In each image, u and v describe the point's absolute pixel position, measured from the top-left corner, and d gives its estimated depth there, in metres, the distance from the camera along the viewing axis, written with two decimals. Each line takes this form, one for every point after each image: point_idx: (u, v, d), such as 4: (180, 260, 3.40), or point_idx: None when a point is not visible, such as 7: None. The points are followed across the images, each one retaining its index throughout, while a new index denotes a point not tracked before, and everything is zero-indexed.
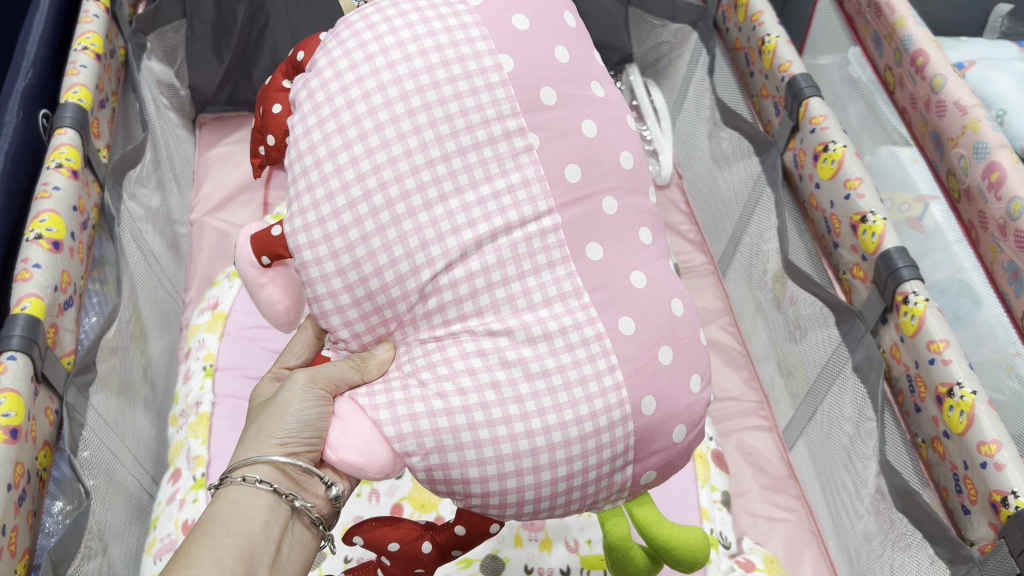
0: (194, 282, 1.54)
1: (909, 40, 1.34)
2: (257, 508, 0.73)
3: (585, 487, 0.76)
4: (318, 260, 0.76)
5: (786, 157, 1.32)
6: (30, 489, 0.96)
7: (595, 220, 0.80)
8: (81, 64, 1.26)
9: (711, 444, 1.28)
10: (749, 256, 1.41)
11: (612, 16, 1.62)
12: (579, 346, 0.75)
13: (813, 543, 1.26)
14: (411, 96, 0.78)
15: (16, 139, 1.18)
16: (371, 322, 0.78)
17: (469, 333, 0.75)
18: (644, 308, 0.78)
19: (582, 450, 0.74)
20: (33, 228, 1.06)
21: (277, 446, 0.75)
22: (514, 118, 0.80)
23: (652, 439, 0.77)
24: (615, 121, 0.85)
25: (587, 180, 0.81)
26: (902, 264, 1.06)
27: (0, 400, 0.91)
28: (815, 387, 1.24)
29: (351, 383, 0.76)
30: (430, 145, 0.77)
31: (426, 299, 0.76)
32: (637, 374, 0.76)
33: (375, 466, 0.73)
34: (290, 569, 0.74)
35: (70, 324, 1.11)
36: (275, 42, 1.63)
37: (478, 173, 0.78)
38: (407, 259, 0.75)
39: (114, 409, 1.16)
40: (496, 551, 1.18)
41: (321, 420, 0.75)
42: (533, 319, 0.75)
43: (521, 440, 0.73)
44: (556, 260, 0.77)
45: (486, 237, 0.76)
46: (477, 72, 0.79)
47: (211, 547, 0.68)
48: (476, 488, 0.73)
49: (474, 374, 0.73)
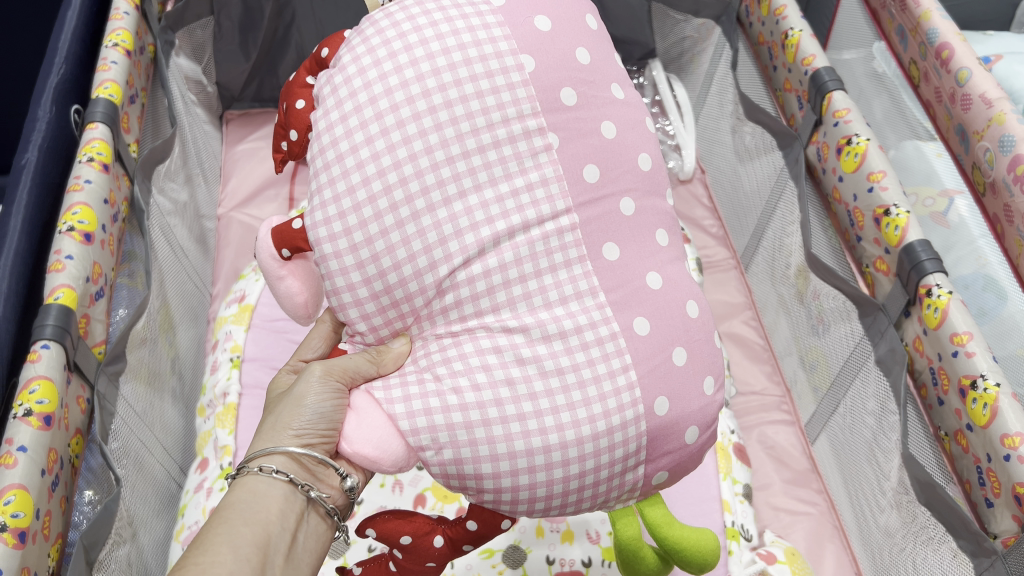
0: (221, 276, 1.57)
1: (934, 34, 1.34)
2: (273, 498, 0.74)
3: (596, 485, 0.77)
4: (338, 254, 0.77)
5: (809, 151, 1.31)
6: (64, 475, 0.98)
7: (612, 220, 0.80)
8: (112, 60, 1.28)
9: (732, 436, 1.26)
10: (772, 249, 1.41)
11: (634, 11, 1.62)
12: (594, 345, 0.76)
13: (835, 538, 1.25)
14: (433, 93, 0.79)
15: (49, 133, 1.20)
16: (389, 316, 0.79)
17: (486, 330, 0.76)
18: (659, 308, 0.79)
19: (594, 448, 0.75)
20: (66, 220, 1.07)
21: (293, 437, 0.76)
22: (534, 118, 0.80)
23: (665, 440, 0.78)
24: (633, 122, 0.86)
25: (605, 181, 0.81)
26: (925, 257, 1.05)
27: (35, 387, 0.93)
28: (837, 382, 1.24)
29: (366, 375, 0.78)
30: (451, 142, 0.78)
31: (444, 295, 0.77)
32: (651, 373, 0.77)
33: (389, 458, 0.74)
34: (306, 559, 0.76)
35: (101, 315, 1.13)
36: (300, 40, 1.65)
37: (497, 171, 0.79)
38: (426, 254, 0.76)
39: (142, 398, 1.19)
40: (518, 542, 1.19)
41: (336, 412, 0.76)
42: (548, 318, 0.76)
43: (535, 436, 0.73)
44: (572, 259, 0.78)
45: (503, 234, 0.77)
46: (498, 72, 0.80)
47: (229, 535, 0.70)
48: (489, 484, 0.74)
49: (490, 370, 0.75)
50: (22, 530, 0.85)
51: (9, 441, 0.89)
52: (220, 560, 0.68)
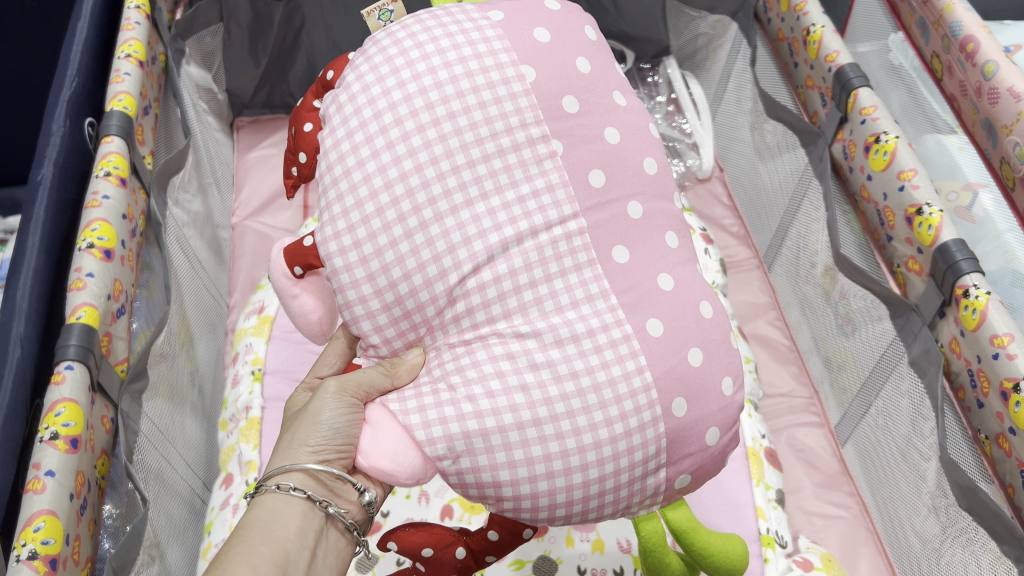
0: (238, 286, 1.56)
1: (958, 27, 1.31)
2: (291, 514, 0.73)
3: (618, 490, 0.75)
4: (348, 267, 0.76)
5: (835, 150, 1.28)
6: (91, 498, 0.96)
7: (620, 224, 0.78)
8: (125, 72, 1.26)
9: (763, 441, 1.23)
10: (795, 249, 1.40)
11: (649, 8, 1.59)
12: (607, 348, 0.74)
13: (869, 541, 1.23)
14: (436, 106, 0.78)
15: (64, 148, 1.17)
16: (401, 328, 0.78)
17: (498, 337, 0.74)
18: (672, 310, 0.76)
19: (614, 451, 0.73)
20: (85, 237, 1.05)
21: (310, 454, 0.74)
22: (537, 126, 0.79)
23: (685, 442, 0.76)
24: (637, 129, 0.84)
25: (610, 185, 0.79)
26: (962, 256, 1.02)
27: (60, 409, 0.92)
28: (868, 383, 1.23)
29: (382, 389, 0.76)
30: (456, 152, 0.77)
31: (454, 303, 0.75)
32: (667, 375, 0.75)
33: (405, 471, 0.72)
34: (327, 575, 0.74)
35: (123, 332, 1.11)
36: (311, 45, 1.63)
37: (503, 179, 0.77)
38: (435, 263, 0.75)
39: (164, 414, 1.17)
40: (548, 552, 1.18)
41: (352, 428, 0.74)
42: (560, 322, 0.74)
43: (552, 441, 0.72)
44: (581, 263, 0.76)
45: (511, 241, 0.75)
46: (500, 83, 0.79)
47: (246, 553, 0.68)
48: (508, 492, 0.73)
49: (503, 377, 0.73)
50: (53, 557, 0.84)
51: (37, 466, 0.87)
52: None
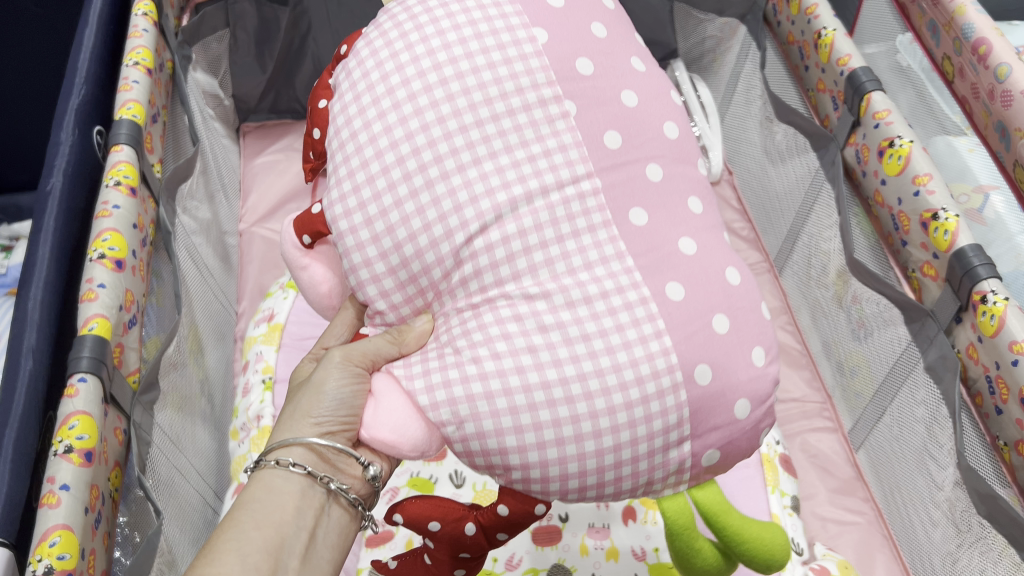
0: (246, 293, 1.55)
1: (970, 29, 1.30)
2: (289, 494, 0.75)
3: (637, 462, 0.72)
4: (353, 228, 0.77)
5: (848, 154, 1.27)
6: (105, 511, 0.95)
7: (638, 185, 0.77)
8: (133, 79, 1.25)
9: (779, 448, 1.24)
10: (806, 253, 1.39)
11: (657, 12, 1.61)
12: (623, 310, 0.72)
13: (885, 547, 1.23)
14: (444, 65, 0.79)
15: (73, 156, 1.16)
16: (409, 294, 0.78)
17: (507, 299, 0.73)
18: (695, 275, 0.75)
19: (629, 419, 0.71)
20: (96, 248, 1.05)
21: (313, 426, 0.77)
22: (549, 87, 0.79)
23: (710, 413, 0.73)
24: (657, 94, 0.84)
25: (628, 147, 0.79)
26: (979, 262, 1.01)
27: (74, 423, 0.91)
28: (881, 389, 1.22)
29: (388, 357, 0.77)
30: (463, 113, 0.77)
31: (461, 265, 0.75)
32: (688, 341, 0.72)
33: (407, 444, 0.72)
34: (326, 556, 0.77)
35: (135, 343, 1.11)
36: (317, 50, 1.63)
37: (512, 139, 0.77)
38: (440, 223, 0.75)
39: (175, 424, 1.17)
40: (563, 559, 1.18)
41: (356, 399, 0.76)
42: (573, 283, 0.73)
43: (561, 406, 0.70)
44: (596, 224, 0.75)
45: (521, 199, 0.75)
46: (511, 43, 0.80)
47: (238, 541, 0.71)
48: (515, 460, 0.71)
49: (510, 339, 0.72)
50: (69, 572, 0.83)
51: (51, 480, 0.87)
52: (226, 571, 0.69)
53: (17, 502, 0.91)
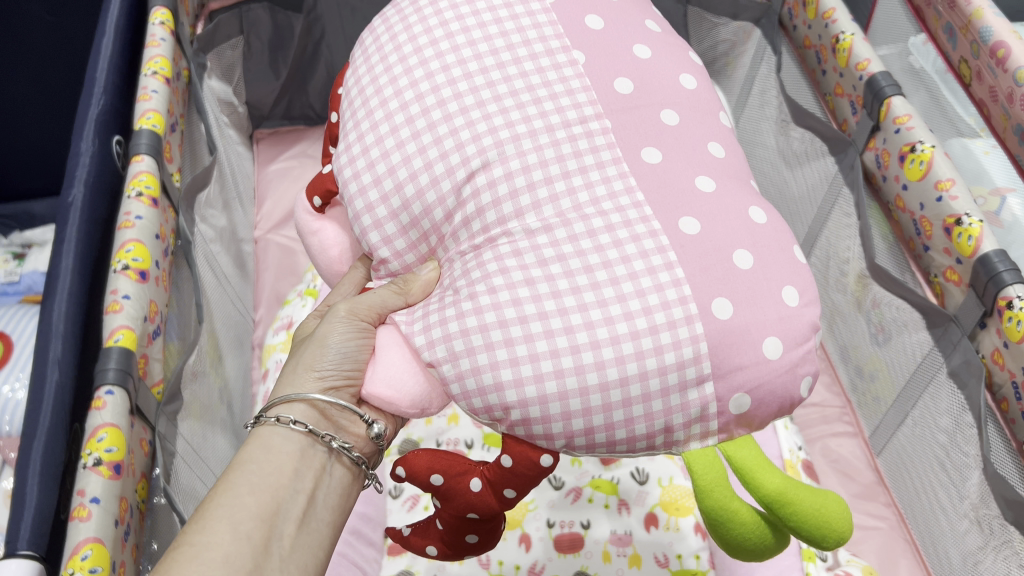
0: (263, 300, 1.55)
1: (988, 32, 1.30)
2: (286, 455, 0.79)
3: (649, 403, 0.70)
4: (356, 173, 0.83)
5: (867, 158, 1.27)
6: (134, 523, 0.96)
7: (650, 125, 0.80)
8: (152, 89, 1.25)
9: (801, 454, 1.25)
10: (824, 257, 1.39)
11: (671, 17, 1.61)
12: (629, 243, 0.73)
13: (908, 552, 1.24)
14: (450, 23, 0.86)
15: (93, 167, 1.16)
16: (412, 239, 0.81)
17: (508, 237, 0.76)
18: (713, 213, 0.75)
19: (637, 350, 0.69)
20: (120, 259, 1.05)
21: (316, 380, 0.82)
22: (557, 40, 0.85)
23: (735, 350, 0.71)
24: (672, 53, 0.88)
25: (640, 93, 0.83)
26: (1004, 267, 1.01)
27: (102, 435, 0.91)
28: (903, 393, 1.22)
29: (394, 308, 0.80)
30: (469, 61, 0.83)
31: (463, 205, 0.78)
32: (704, 273, 0.72)
33: (405, 399, 0.76)
34: (325, 517, 0.80)
35: (158, 354, 1.11)
36: (330, 56, 1.65)
37: (519, 84, 0.82)
38: (442, 160, 0.79)
39: (197, 432, 1.17)
40: (585, 567, 1.18)
41: (360, 353, 0.81)
42: (578, 218, 0.75)
43: (559, 336, 0.70)
44: (605, 161, 0.78)
45: (524, 134, 0.79)
46: (519, 4, 0.87)
47: (230, 507, 0.75)
48: (512, 397, 0.70)
49: (507, 274, 0.73)
50: None
51: (81, 493, 0.87)
52: (220, 539, 0.72)
53: (46, 515, 0.91)
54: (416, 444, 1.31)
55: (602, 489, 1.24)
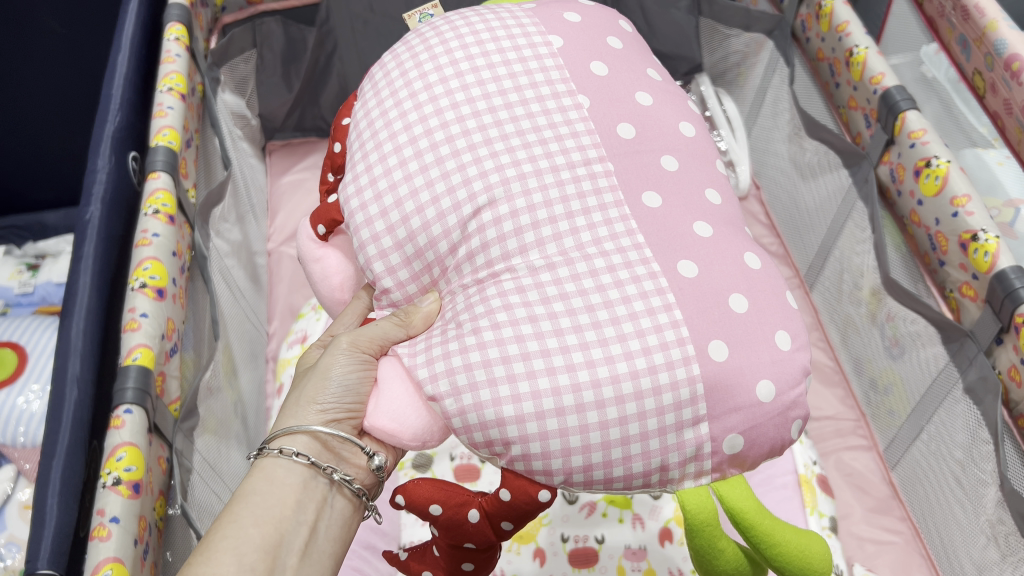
0: (277, 313, 1.55)
1: (1003, 44, 1.28)
2: (290, 486, 0.80)
3: (646, 440, 0.72)
4: (363, 205, 0.84)
5: (881, 172, 1.27)
6: (152, 541, 0.97)
7: (650, 172, 0.82)
8: (168, 105, 1.26)
9: (815, 468, 1.25)
10: (838, 269, 1.39)
11: (682, 28, 1.59)
12: (630, 283, 0.75)
13: (924, 568, 1.23)
14: (460, 62, 0.87)
15: (110, 184, 1.17)
16: (415, 270, 0.82)
17: (511, 273, 0.77)
18: (710, 255, 0.78)
19: (636, 389, 0.72)
20: (138, 277, 1.06)
21: (318, 413, 0.82)
22: (563, 83, 0.86)
23: (729, 394, 0.73)
24: (671, 99, 0.90)
25: (642, 138, 0.84)
26: (1020, 283, 1.01)
27: (121, 454, 0.92)
28: (918, 407, 1.21)
29: (395, 340, 0.81)
30: (477, 100, 0.85)
31: (468, 239, 0.80)
32: (701, 315, 0.74)
33: (407, 432, 0.77)
34: (327, 549, 0.81)
35: (175, 371, 1.11)
36: (343, 69, 1.63)
37: (525, 125, 0.83)
38: (449, 195, 0.81)
39: (213, 449, 1.17)
40: None
41: (362, 385, 0.81)
42: (580, 256, 0.77)
43: (561, 373, 0.72)
44: (608, 203, 0.80)
45: (529, 173, 0.81)
46: (527, 47, 0.88)
47: (235, 538, 0.75)
48: (514, 432, 0.72)
49: (511, 310, 0.75)
50: None
51: (101, 512, 0.88)
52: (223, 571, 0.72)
53: (66, 532, 0.91)
54: (430, 458, 1.30)
55: (617, 504, 1.24)
